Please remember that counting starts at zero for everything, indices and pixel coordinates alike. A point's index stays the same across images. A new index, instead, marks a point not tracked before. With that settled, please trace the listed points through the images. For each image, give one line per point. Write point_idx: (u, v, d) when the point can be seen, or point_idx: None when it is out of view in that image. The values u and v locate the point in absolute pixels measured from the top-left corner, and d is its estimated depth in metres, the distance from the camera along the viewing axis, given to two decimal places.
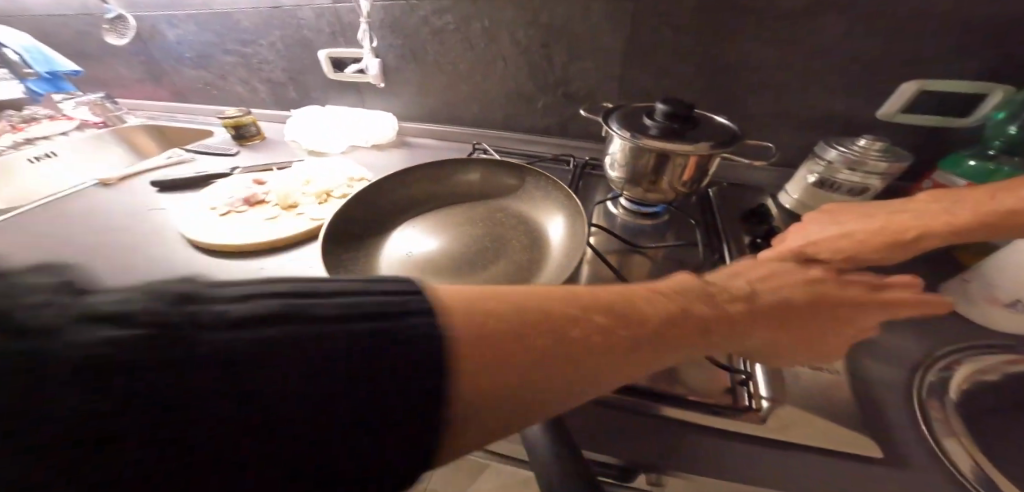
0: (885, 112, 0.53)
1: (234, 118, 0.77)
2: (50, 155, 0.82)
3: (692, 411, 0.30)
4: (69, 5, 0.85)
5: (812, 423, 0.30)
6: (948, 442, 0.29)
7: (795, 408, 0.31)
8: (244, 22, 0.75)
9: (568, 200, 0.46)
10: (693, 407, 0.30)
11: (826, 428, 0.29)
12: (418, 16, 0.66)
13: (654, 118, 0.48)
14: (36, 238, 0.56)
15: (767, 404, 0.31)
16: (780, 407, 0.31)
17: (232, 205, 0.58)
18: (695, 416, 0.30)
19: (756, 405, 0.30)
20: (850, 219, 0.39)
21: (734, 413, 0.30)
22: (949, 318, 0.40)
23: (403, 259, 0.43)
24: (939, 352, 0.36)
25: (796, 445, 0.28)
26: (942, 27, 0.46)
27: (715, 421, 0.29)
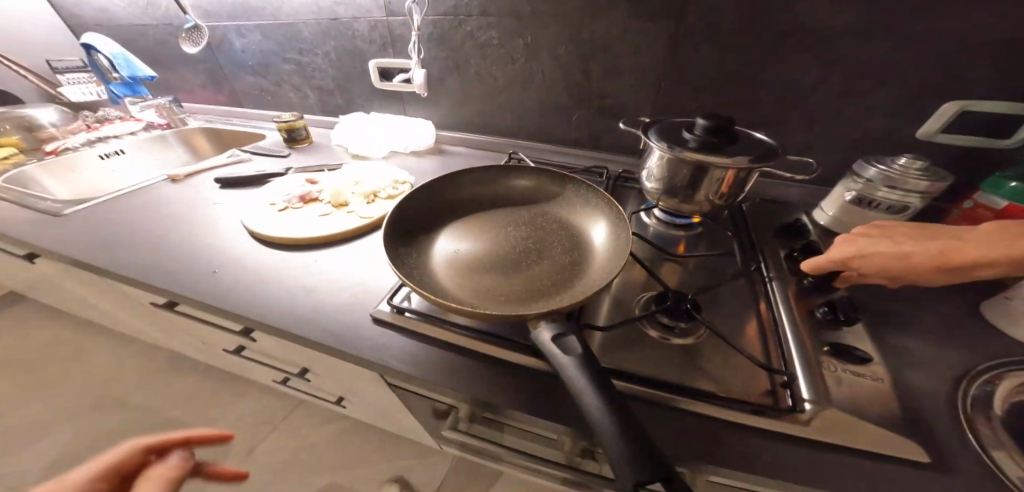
0: (926, 131, 0.53)
1: (288, 122, 0.83)
2: (118, 153, 0.90)
3: (735, 410, 0.32)
4: (149, 16, 0.94)
5: (858, 426, 0.30)
6: (997, 453, 0.29)
7: (839, 411, 0.31)
8: (304, 32, 0.82)
9: (610, 207, 0.48)
10: (735, 407, 0.32)
11: (871, 432, 0.30)
12: (464, 30, 0.71)
13: (693, 132, 0.50)
14: (115, 224, 0.61)
15: (812, 407, 0.32)
16: (824, 410, 0.31)
17: (289, 202, 0.63)
18: (737, 415, 0.32)
19: (800, 407, 0.32)
20: (907, 240, 0.39)
21: (778, 414, 0.31)
22: (995, 337, 0.39)
23: (452, 255, 0.46)
24: (982, 366, 0.36)
25: (840, 447, 0.30)
26: (986, 48, 0.46)
27: (757, 419, 0.31)
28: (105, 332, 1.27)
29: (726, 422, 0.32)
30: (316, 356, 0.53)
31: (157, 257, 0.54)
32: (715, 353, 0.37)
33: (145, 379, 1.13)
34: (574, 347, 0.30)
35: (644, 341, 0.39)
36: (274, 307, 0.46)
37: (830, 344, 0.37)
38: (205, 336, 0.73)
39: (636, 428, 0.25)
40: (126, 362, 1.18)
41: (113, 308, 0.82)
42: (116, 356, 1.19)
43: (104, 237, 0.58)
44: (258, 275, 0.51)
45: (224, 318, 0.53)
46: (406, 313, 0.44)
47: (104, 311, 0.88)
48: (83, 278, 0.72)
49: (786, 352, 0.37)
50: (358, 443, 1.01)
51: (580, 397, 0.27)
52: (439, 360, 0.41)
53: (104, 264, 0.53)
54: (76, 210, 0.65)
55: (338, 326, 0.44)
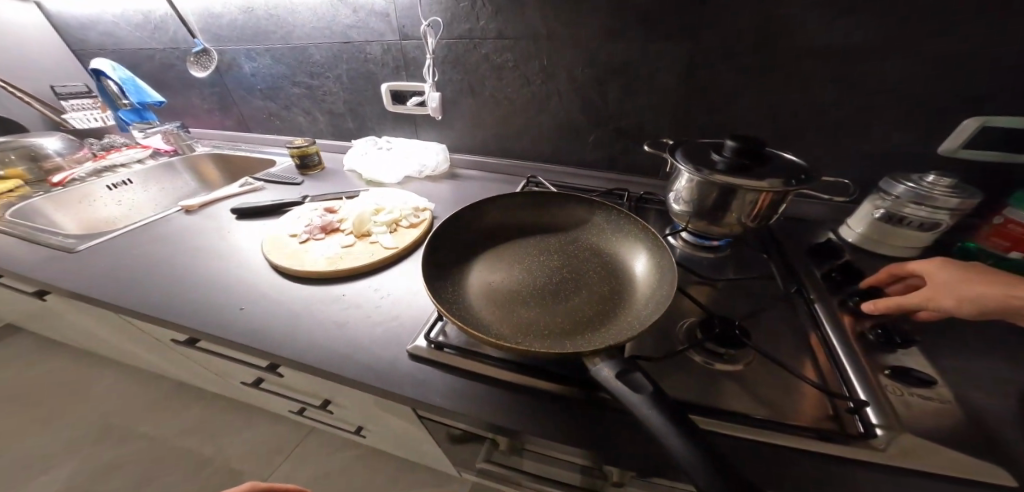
0: (946, 148, 0.54)
1: (300, 148, 0.82)
2: (126, 183, 0.89)
3: (807, 438, 0.31)
4: (156, 40, 0.93)
5: (934, 451, 0.30)
6: None
7: (913, 436, 0.31)
8: (316, 56, 0.81)
9: (646, 233, 0.48)
10: (806, 435, 0.31)
11: (950, 456, 0.29)
12: (480, 52, 0.71)
13: (721, 154, 0.50)
14: (132, 259, 0.60)
15: (884, 432, 0.31)
16: (898, 436, 0.31)
17: (310, 233, 0.62)
18: (811, 443, 0.31)
19: (872, 433, 0.31)
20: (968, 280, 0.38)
21: (852, 441, 0.31)
22: None
23: (487, 287, 0.45)
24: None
25: (920, 474, 0.29)
26: (1012, 63, 0.46)
27: (831, 448, 0.30)
28: (106, 361, 1.23)
29: (799, 451, 0.31)
30: (345, 390, 0.51)
31: (179, 293, 0.53)
32: (772, 379, 0.37)
33: (149, 409, 1.09)
34: (643, 383, 0.29)
35: (695, 370, 0.38)
36: (306, 344, 0.45)
37: (889, 366, 0.36)
38: (220, 368, 0.71)
39: (726, 470, 0.24)
40: (129, 392, 1.14)
41: (123, 341, 0.80)
42: (118, 386, 1.15)
43: (122, 274, 0.57)
44: (287, 311, 0.49)
45: (252, 355, 0.51)
46: (444, 348, 0.43)
47: (112, 343, 0.85)
48: (93, 312, 0.70)
49: (844, 375, 0.36)
50: (373, 475, 0.97)
51: (660, 437, 0.26)
52: (484, 395, 0.39)
53: (125, 302, 0.52)
54: (90, 245, 0.63)
55: (375, 362, 0.43)
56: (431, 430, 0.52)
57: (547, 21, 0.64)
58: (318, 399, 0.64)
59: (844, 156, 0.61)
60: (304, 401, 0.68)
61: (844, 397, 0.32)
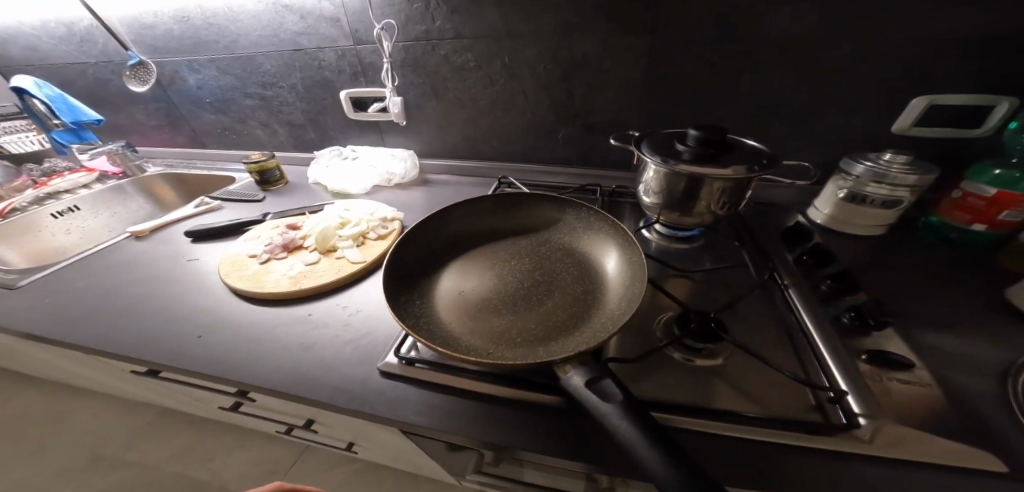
0: (900, 127, 0.54)
1: (259, 162, 0.77)
2: (73, 210, 0.82)
3: (791, 433, 0.31)
4: (85, 55, 0.86)
5: (919, 439, 0.30)
6: None
7: (896, 424, 0.31)
8: (266, 65, 0.77)
9: (616, 229, 0.47)
10: (790, 430, 0.31)
11: (935, 442, 0.29)
12: (439, 54, 0.69)
13: (686, 143, 0.50)
14: (79, 290, 0.55)
15: (866, 422, 0.31)
16: (882, 425, 0.31)
17: (270, 252, 0.57)
18: (796, 438, 0.30)
19: (854, 424, 0.31)
20: None
21: (839, 435, 0.30)
22: (1014, 326, 0.40)
23: (457, 297, 0.43)
24: (1019, 359, 0.36)
25: (906, 462, 0.29)
26: (955, 47, 0.48)
27: (817, 441, 0.30)
28: (62, 389, 1.12)
29: (785, 446, 0.30)
30: (323, 414, 0.49)
31: (133, 324, 0.49)
32: (752, 373, 0.36)
33: (117, 437, 1.01)
34: (613, 390, 0.28)
35: (675, 368, 0.37)
36: (272, 372, 0.42)
37: (865, 351, 0.36)
38: (194, 395, 0.67)
39: (702, 477, 0.23)
40: (92, 418, 1.04)
41: (84, 371, 0.75)
42: (78, 413, 1.06)
43: (66, 309, 0.52)
44: (249, 336, 0.46)
45: (215, 384, 0.48)
46: (417, 363, 0.41)
47: (73, 373, 0.79)
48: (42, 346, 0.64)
49: (823, 362, 0.36)
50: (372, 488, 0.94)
51: (632, 447, 0.25)
52: (466, 412, 0.37)
53: (71, 340, 0.48)
54: (32, 279, 0.58)
55: (349, 386, 0.40)
56: (418, 445, 0.50)
57: (505, 19, 0.62)
58: (301, 419, 0.61)
59: (807, 142, 0.61)
60: (288, 422, 0.65)
61: (824, 388, 0.32)
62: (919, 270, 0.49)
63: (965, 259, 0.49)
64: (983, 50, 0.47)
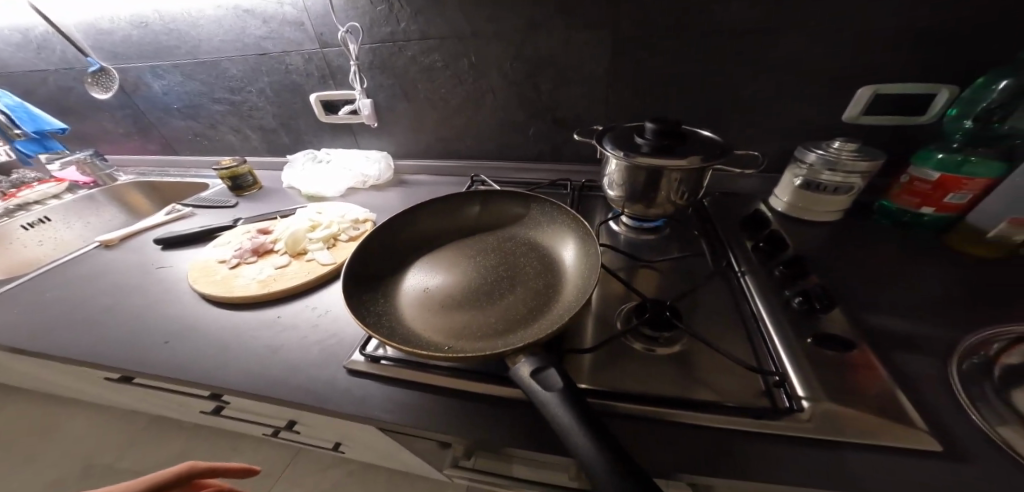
0: (850, 116, 0.56)
1: (230, 168, 0.77)
2: (44, 221, 0.80)
3: (736, 418, 0.31)
4: (43, 63, 0.84)
5: (862, 420, 0.30)
6: (1004, 429, 0.29)
7: (841, 405, 0.31)
8: (233, 70, 0.77)
9: (575, 223, 0.48)
10: (735, 414, 0.32)
11: (877, 425, 0.30)
12: (406, 55, 0.69)
13: (644, 136, 0.51)
14: (47, 301, 0.55)
15: (810, 404, 0.32)
16: (825, 406, 0.31)
17: (240, 256, 0.57)
18: (740, 422, 0.31)
19: (798, 406, 0.32)
20: None
21: (782, 417, 0.31)
22: (957, 304, 0.41)
23: (421, 294, 0.44)
24: (959, 337, 0.37)
25: (849, 443, 0.29)
26: (898, 36, 0.49)
27: (761, 425, 0.31)
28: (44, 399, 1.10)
29: (731, 431, 0.31)
30: (297, 414, 0.49)
31: (101, 333, 0.49)
32: (704, 359, 0.37)
33: (106, 446, 0.99)
34: (555, 380, 0.29)
35: (631, 357, 0.38)
36: (239, 375, 0.42)
37: (813, 335, 0.38)
38: (176, 399, 0.67)
39: (631, 464, 0.24)
40: (77, 429, 1.02)
41: (64, 381, 0.74)
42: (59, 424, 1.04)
43: (34, 320, 0.52)
44: (218, 342, 0.46)
45: (187, 388, 0.48)
46: (383, 361, 0.41)
47: (55, 383, 0.78)
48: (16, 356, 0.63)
49: (771, 347, 0.37)
50: (367, 487, 0.94)
51: (568, 434, 0.26)
52: (432, 407, 0.38)
53: (39, 350, 0.47)
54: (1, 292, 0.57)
55: (315, 385, 0.41)
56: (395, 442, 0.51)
57: (468, 19, 0.63)
58: (285, 421, 0.61)
59: (767, 132, 0.63)
60: (270, 424, 0.65)
61: (768, 372, 0.33)
62: (873, 254, 0.50)
63: (917, 242, 0.51)
64: (924, 40, 0.49)
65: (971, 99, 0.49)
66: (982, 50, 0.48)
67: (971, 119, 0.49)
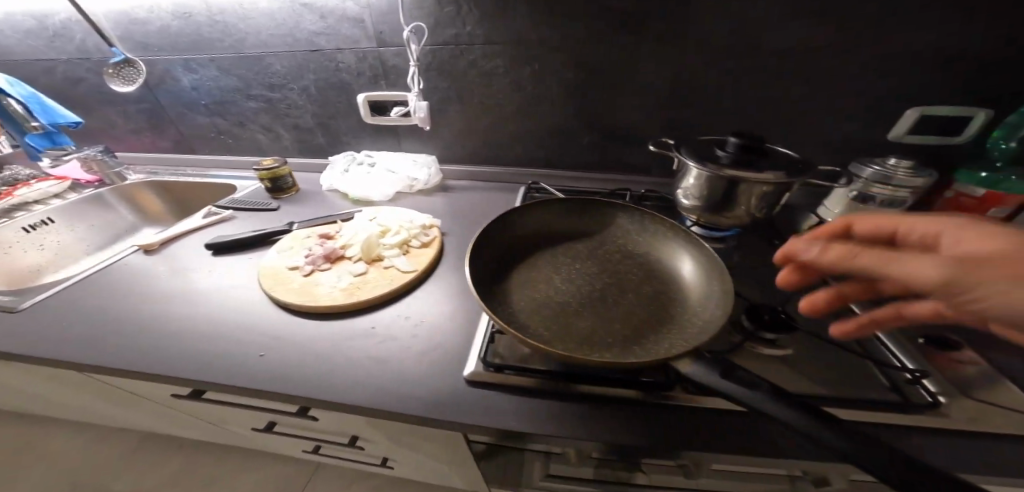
0: (895, 134, 0.62)
1: (271, 169, 0.72)
2: (47, 223, 0.72)
3: (887, 413, 0.33)
4: (51, 50, 0.76)
5: (997, 414, 0.33)
6: None
7: (973, 401, 0.34)
8: (276, 66, 0.73)
9: (674, 231, 0.50)
10: (885, 411, 0.34)
11: (1012, 419, 0.33)
12: (468, 59, 0.69)
13: (726, 149, 0.54)
14: (92, 311, 0.49)
15: (946, 401, 0.34)
16: (960, 402, 0.34)
17: (312, 263, 0.54)
18: (892, 417, 0.33)
19: (936, 400, 0.34)
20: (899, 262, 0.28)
21: (928, 411, 0.33)
22: None
23: (532, 302, 0.44)
24: None
25: (990, 436, 0.32)
26: (954, 63, 0.54)
27: (911, 419, 0.33)
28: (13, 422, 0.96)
29: (882, 428, 0.33)
30: (389, 427, 0.46)
31: (173, 343, 0.44)
32: (827, 359, 0.39)
33: (94, 472, 0.88)
34: (754, 381, 0.29)
35: (760, 359, 0.39)
36: (351, 388, 0.40)
37: (923, 336, 0.41)
38: (211, 417, 0.59)
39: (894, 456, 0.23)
40: (59, 454, 0.90)
41: (62, 399, 0.64)
42: (35, 449, 0.91)
43: (82, 332, 0.46)
44: (314, 353, 0.43)
45: (276, 402, 0.45)
46: (504, 369, 0.40)
47: (52, 403, 0.69)
48: (18, 372, 0.54)
49: (889, 346, 0.40)
50: None
51: (803, 433, 0.25)
52: (566, 414, 0.37)
53: (100, 364, 0.43)
54: (37, 300, 0.51)
55: (437, 397, 0.39)
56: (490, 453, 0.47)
57: (538, 27, 0.64)
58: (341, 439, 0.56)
59: (819, 147, 0.67)
60: (322, 440, 0.59)
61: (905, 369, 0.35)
62: None
63: None
64: (969, 69, 0.54)
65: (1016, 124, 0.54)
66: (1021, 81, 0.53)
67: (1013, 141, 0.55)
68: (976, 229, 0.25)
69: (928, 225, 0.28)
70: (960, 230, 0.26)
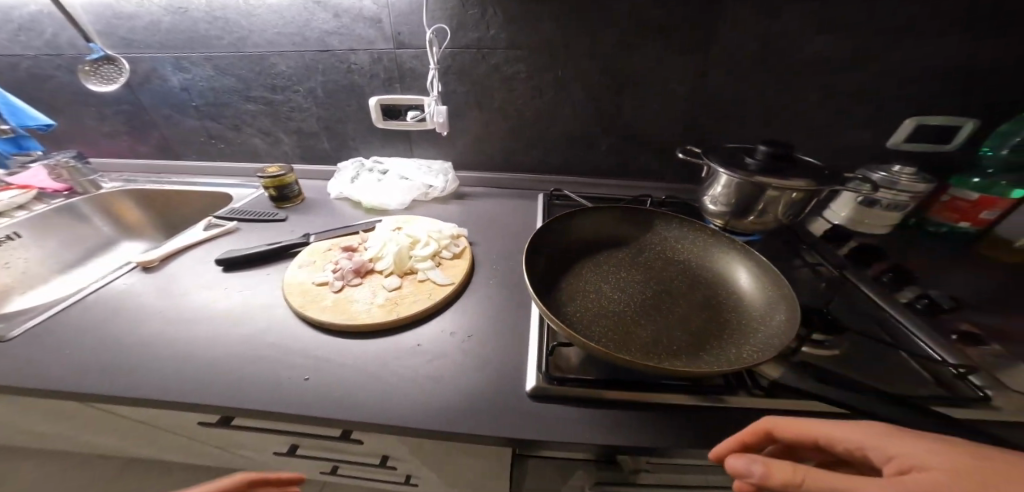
0: (893, 141, 0.66)
1: (276, 177, 0.67)
2: (12, 238, 0.63)
3: (947, 409, 0.35)
4: (18, 45, 0.69)
5: None
6: None
7: (1018, 395, 0.36)
8: (281, 66, 0.68)
9: (716, 238, 0.51)
10: (945, 406, 0.35)
11: None
12: (489, 63, 0.67)
13: (754, 157, 0.55)
14: (94, 337, 0.44)
15: (995, 396, 0.36)
16: (1007, 395, 0.36)
17: (342, 278, 0.51)
18: (952, 412, 0.35)
19: (985, 394, 0.36)
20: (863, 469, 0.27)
21: (981, 405, 0.35)
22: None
23: (588, 311, 0.43)
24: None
25: None
26: (951, 78, 0.58)
27: (969, 413, 0.34)
28: None
29: None
30: (435, 451, 0.43)
31: (200, 368, 0.40)
32: (874, 358, 0.41)
33: None
34: None
35: (817, 361, 0.40)
36: (408, 410, 0.37)
37: (957, 333, 0.43)
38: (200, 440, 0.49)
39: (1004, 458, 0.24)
40: None
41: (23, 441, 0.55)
42: None
43: (83, 360, 0.41)
44: (359, 375, 0.40)
45: (317, 428, 0.41)
46: (567, 382, 0.38)
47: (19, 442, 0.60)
48: None
49: (927, 343, 0.42)
50: None
51: None
52: (638, 426, 0.36)
53: (116, 395, 0.38)
54: (27, 329, 0.45)
55: (501, 415, 0.37)
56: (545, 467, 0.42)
57: (562, 33, 0.64)
58: (368, 466, 0.50)
59: (828, 154, 0.70)
60: (340, 460, 0.50)
61: (955, 365, 0.37)
62: (934, 264, 0.59)
63: (962, 253, 0.61)
64: (968, 82, 0.58)
65: (1009, 131, 0.60)
66: (1009, 96, 0.58)
67: (1006, 148, 0.60)
68: (895, 441, 0.27)
69: (851, 438, 0.28)
70: (884, 440, 0.27)
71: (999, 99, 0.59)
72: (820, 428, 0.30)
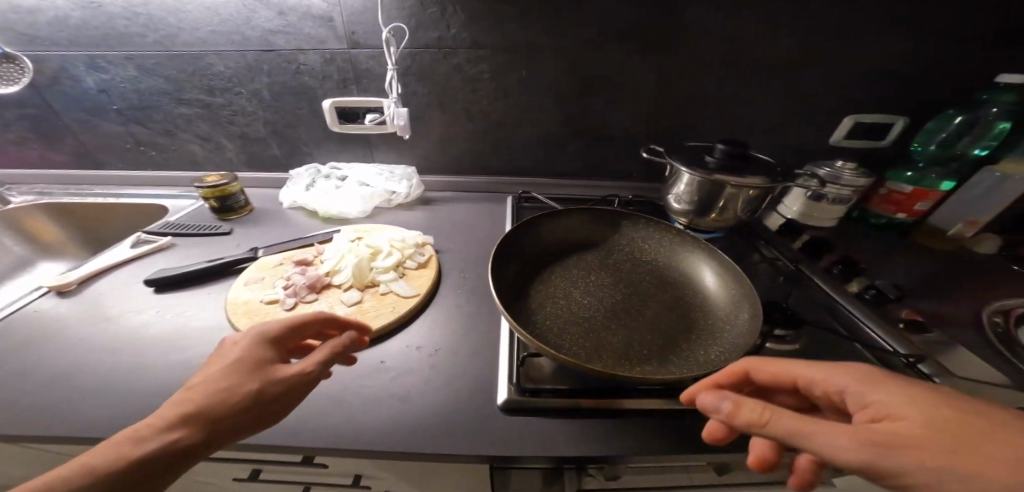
0: (836, 137, 0.69)
1: (216, 186, 0.61)
2: None
3: None
4: None
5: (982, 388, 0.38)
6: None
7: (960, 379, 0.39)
8: (218, 67, 0.62)
9: (681, 238, 0.52)
10: None
11: (994, 391, 0.37)
12: (451, 63, 0.65)
13: (712, 155, 0.57)
14: None
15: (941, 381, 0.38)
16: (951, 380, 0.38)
17: (294, 295, 0.47)
18: None
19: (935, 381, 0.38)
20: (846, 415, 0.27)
21: None
22: (957, 290, 0.55)
23: (559, 318, 0.42)
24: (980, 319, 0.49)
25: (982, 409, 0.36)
26: (886, 81, 0.63)
27: None
28: None
29: None
30: (406, 472, 0.40)
31: (124, 407, 0.35)
32: (832, 350, 0.42)
33: None
34: None
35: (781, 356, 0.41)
36: (368, 439, 0.34)
37: (904, 322, 0.46)
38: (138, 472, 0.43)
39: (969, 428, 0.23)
40: None
41: None
42: None
43: None
44: (314, 402, 0.37)
45: (273, 458, 0.38)
46: (540, 393, 0.37)
47: None
48: None
49: (879, 333, 0.44)
50: None
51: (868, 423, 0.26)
52: (612, 433, 0.35)
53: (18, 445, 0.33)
54: None
55: (470, 433, 0.35)
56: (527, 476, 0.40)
57: (525, 34, 0.62)
58: (342, 487, 0.46)
59: (780, 152, 0.74)
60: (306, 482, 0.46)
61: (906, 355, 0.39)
62: (878, 254, 0.63)
63: (901, 243, 0.66)
64: (900, 84, 0.63)
65: (935, 128, 0.65)
66: (935, 97, 0.63)
67: (934, 143, 0.66)
68: (879, 383, 0.27)
69: (833, 379, 0.29)
70: (863, 384, 0.27)
71: (926, 100, 0.64)
72: (803, 370, 0.31)
